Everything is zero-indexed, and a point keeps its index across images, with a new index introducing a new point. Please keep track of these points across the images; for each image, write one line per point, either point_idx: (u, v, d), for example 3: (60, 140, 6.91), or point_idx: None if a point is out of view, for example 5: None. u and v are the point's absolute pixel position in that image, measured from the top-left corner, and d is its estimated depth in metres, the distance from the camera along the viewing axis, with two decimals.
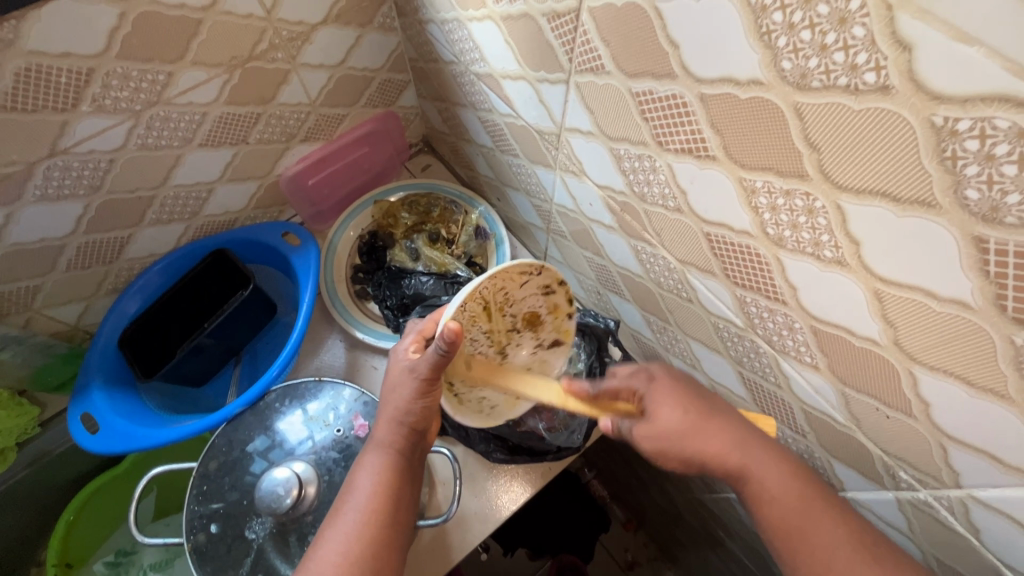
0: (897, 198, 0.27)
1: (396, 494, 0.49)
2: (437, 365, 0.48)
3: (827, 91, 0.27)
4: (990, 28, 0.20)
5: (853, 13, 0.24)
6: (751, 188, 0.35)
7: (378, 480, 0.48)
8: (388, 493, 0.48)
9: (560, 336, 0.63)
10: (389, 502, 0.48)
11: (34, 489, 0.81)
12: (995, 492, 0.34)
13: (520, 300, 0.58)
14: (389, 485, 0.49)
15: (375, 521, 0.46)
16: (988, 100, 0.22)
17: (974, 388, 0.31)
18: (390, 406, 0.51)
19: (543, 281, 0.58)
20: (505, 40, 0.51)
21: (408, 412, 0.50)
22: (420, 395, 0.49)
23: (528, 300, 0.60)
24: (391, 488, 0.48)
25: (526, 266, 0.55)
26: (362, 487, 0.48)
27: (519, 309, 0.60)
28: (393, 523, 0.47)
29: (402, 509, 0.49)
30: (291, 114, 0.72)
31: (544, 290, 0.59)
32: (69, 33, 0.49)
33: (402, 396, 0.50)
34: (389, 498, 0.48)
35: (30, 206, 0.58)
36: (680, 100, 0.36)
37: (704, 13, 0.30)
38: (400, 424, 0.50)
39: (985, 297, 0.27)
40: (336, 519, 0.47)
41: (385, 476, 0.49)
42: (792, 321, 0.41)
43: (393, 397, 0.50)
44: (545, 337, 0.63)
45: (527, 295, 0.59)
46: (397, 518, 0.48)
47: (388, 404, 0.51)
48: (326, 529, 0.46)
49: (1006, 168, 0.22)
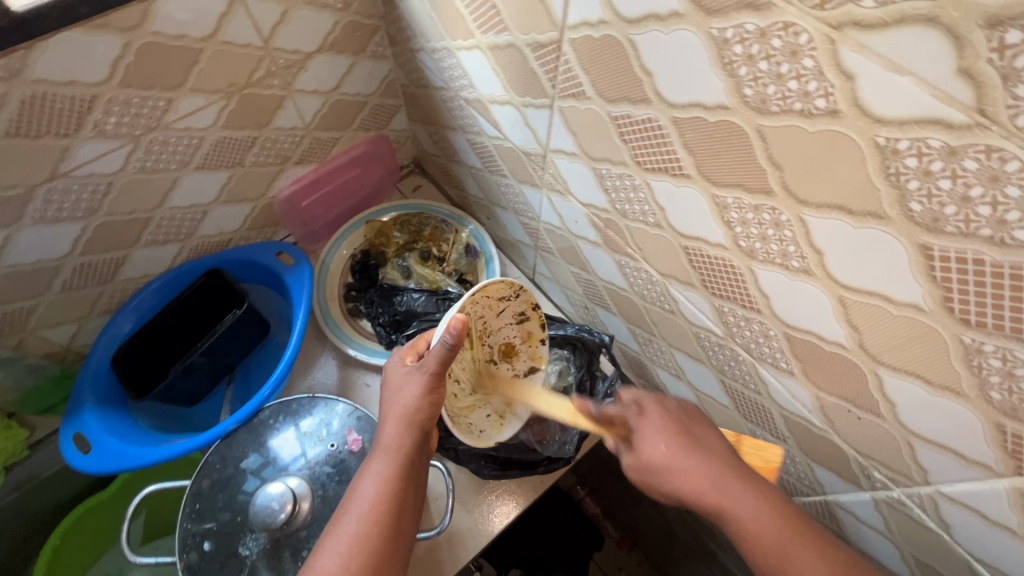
0: (853, 211, 0.30)
1: (400, 500, 0.49)
2: (443, 360, 0.51)
3: (785, 115, 0.30)
4: (919, 59, 0.23)
5: (802, 46, 0.27)
6: (723, 204, 0.38)
7: (382, 486, 0.49)
8: (393, 499, 0.49)
9: (535, 362, 0.65)
10: (393, 507, 0.48)
11: (19, 515, 0.81)
12: (961, 487, 0.37)
13: (497, 329, 0.62)
14: (394, 490, 0.49)
15: (377, 527, 0.47)
16: (922, 122, 0.24)
17: (933, 387, 0.33)
18: (395, 409, 0.52)
19: (517, 308, 0.63)
20: (492, 67, 0.54)
21: (415, 410, 0.51)
22: (427, 390, 0.51)
23: (503, 330, 0.64)
24: (396, 494, 0.49)
25: (504, 290, 0.60)
26: (365, 494, 0.49)
27: (496, 339, 0.63)
28: (395, 529, 0.48)
29: (406, 515, 0.49)
30: (286, 138, 0.74)
31: (518, 319, 0.64)
32: (75, 63, 0.51)
33: (410, 394, 0.52)
34: (393, 504, 0.48)
35: (29, 228, 0.59)
36: (655, 123, 0.39)
37: (674, 46, 0.33)
38: (408, 425, 0.51)
39: (934, 299, 0.29)
40: (337, 527, 0.47)
41: (390, 481, 0.49)
42: (767, 329, 0.43)
43: (398, 399, 0.52)
44: (520, 367, 0.65)
45: (503, 323, 0.63)
46: (400, 524, 0.48)
47: (393, 407, 0.52)
48: (328, 537, 0.47)
49: (941, 182, 0.25)
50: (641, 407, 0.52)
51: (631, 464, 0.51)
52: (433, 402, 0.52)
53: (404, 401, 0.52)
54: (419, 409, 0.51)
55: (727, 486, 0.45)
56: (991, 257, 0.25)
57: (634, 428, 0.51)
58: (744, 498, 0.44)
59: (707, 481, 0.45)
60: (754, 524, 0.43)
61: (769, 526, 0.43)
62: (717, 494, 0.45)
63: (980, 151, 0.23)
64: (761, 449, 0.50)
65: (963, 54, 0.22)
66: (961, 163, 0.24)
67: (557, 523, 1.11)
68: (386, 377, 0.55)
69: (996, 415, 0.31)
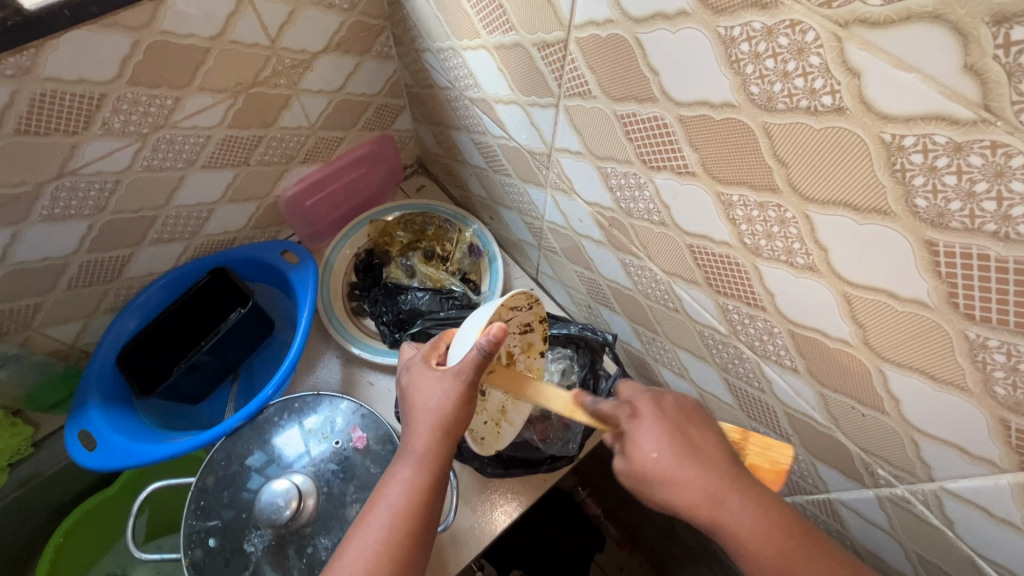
0: (858, 208, 0.30)
1: (428, 507, 0.47)
2: (480, 368, 0.48)
3: (791, 112, 0.30)
4: (925, 57, 0.23)
5: (808, 44, 0.27)
6: (728, 201, 0.38)
7: (409, 494, 0.47)
8: (419, 509, 0.47)
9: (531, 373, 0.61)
10: (419, 518, 0.47)
11: (24, 512, 0.81)
12: (964, 483, 0.37)
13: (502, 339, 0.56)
14: (420, 499, 0.47)
15: (404, 536, 0.46)
16: (927, 119, 0.25)
17: (937, 382, 0.33)
18: (426, 413, 0.49)
19: (524, 319, 0.57)
20: (498, 67, 0.54)
21: (449, 417, 0.49)
22: (462, 397, 0.49)
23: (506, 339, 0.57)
24: (422, 503, 0.47)
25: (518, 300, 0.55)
26: (393, 500, 0.47)
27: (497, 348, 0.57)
28: (420, 539, 0.46)
29: (431, 524, 0.48)
30: (291, 138, 0.74)
31: (522, 328, 0.58)
32: (84, 61, 0.51)
33: (445, 401, 0.49)
34: (419, 513, 0.47)
35: (36, 225, 0.60)
36: (661, 122, 0.39)
37: (681, 45, 0.33)
38: (440, 433, 0.49)
39: (939, 295, 0.29)
40: (362, 532, 0.46)
41: (417, 490, 0.47)
42: (771, 326, 0.43)
43: (431, 404, 0.49)
44: None
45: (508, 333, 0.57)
46: (424, 533, 0.47)
47: (424, 412, 0.49)
48: (351, 540, 0.46)
49: (946, 178, 0.26)
50: (634, 410, 0.49)
51: (623, 470, 0.48)
52: (466, 409, 0.49)
53: (436, 407, 0.49)
54: (453, 416, 0.49)
55: (724, 501, 0.43)
56: (996, 252, 0.26)
57: (626, 431, 0.48)
58: (745, 509, 0.43)
59: (702, 496, 0.43)
60: (755, 542, 0.42)
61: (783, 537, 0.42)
62: (713, 509, 0.43)
63: (985, 147, 0.23)
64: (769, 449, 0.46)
65: (969, 51, 0.22)
66: (966, 159, 0.24)
67: (557, 524, 1.11)
68: (416, 377, 0.52)
69: (1000, 410, 0.31)
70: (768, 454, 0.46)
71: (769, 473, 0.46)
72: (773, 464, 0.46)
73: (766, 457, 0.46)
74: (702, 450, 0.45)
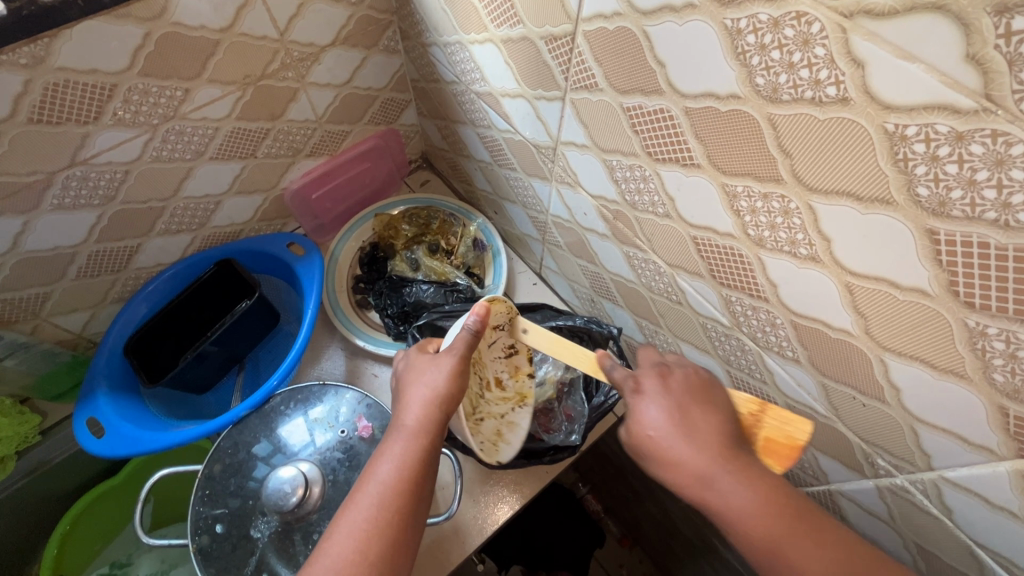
0: (861, 197, 0.31)
1: (419, 485, 0.48)
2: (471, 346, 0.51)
3: (795, 104, 0.31)
4: (928, 46, 0.24)
5: (814, 35, 0.27)
6: (732, 193, 0.39)
7: (401, 472, 0.47)
8: (409, 486, 0.47)
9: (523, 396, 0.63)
10: (409, 495, 0.47)
11: (31, 500, 0.82)
12: (963, 471, 0.37)
13: (485, 361, 0.60)
14: (411, 476, 0.47)
15: (395, 515, 0.46)
16: (929, 108, 0.25)
17: (938, 371, 0.34)
18: (421, 390, 0.50)
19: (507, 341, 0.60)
20: (505, 61, 0.54)
21: (444, 395, 0.50)
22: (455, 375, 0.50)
23: (491, 364, 0.61)
24: (412, 480, 0.47)
25: (501, 317, 0.57)
26: (383, 477, 0.47)
27: (482, 371, 0.61)
28: (411, 517, 0.46)
29: (421, 503, 0.48)
30: (299, 131, 0.75)
31: (507, 352, 0.61)
32: (97, 51, 0.52)
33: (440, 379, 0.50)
34: (409, 490, 0.47)
35: (46, 215, 0.60)
36: (667, 114, 0.40)
37: (689, 37, 0.34)
38: (435, 411, 0.50)
39: (939, 284, 0.30)
40: (352, 510, 0.46)
41: (407, 467, 0.48)
42: (774, 317, 0.44)
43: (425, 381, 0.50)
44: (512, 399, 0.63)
45: (491, 354, 0.60)
46: (416, 513, 0.47)
47: (419, 390, 0.50)
48: (340, 519, 0.46)
49: (947, 167, 0.26)
50: None
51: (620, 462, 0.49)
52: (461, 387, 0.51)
53: (432, 385, 0.50)
54: (447, 394, 0.50)
55: (727, 484, 0.42)
56: (996, 240, 0.26)
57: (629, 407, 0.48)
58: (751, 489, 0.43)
59: (691, 476, 0.43)
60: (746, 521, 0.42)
61: (772, 521, 0.41)
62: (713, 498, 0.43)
63: (986, 136, 0.24)
64: (785, 424, 0.45)
65: (970, 41, 0.22)
66: (968, 148, 0.25)
67: (564, 520, 1.12)
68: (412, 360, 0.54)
69: (998, 397, 0.31)
70: (785, 427, 0.45)
71: (784, 447, 0.45)
72: (788, 439, 0.45)
73: (782, 431, 0.45)
74: (720, 432, 0.44)
